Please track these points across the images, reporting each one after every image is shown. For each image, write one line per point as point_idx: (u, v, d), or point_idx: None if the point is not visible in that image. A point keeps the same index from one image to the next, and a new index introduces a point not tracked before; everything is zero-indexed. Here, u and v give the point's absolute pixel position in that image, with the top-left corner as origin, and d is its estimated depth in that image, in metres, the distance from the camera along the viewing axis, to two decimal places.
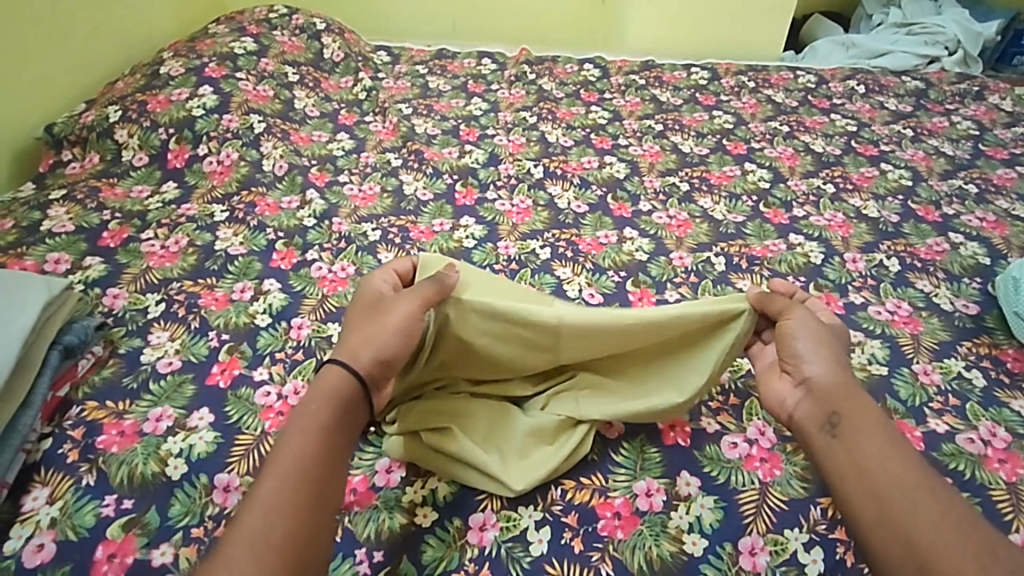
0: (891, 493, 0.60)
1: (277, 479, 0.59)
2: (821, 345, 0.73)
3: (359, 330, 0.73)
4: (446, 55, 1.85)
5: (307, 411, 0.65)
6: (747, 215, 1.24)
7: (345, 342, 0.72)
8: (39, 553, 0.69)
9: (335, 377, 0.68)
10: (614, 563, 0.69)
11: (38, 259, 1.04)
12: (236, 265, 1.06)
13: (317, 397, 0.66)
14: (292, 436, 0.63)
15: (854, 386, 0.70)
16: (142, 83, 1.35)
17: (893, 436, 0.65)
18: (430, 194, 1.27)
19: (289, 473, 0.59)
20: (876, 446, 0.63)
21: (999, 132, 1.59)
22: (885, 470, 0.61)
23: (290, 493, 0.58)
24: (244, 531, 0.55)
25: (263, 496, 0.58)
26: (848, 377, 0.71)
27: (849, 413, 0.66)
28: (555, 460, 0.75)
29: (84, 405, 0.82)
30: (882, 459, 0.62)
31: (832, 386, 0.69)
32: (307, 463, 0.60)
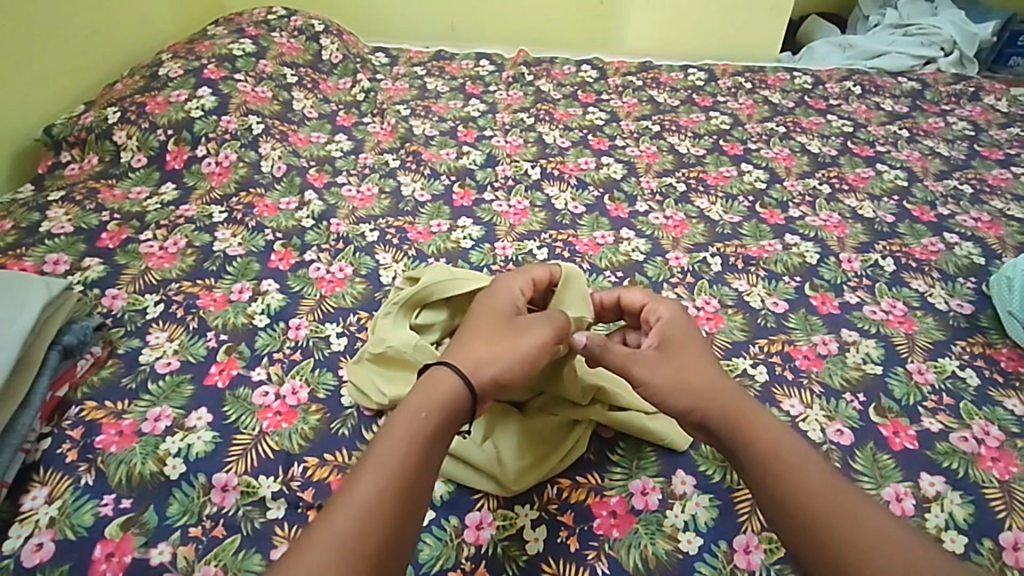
0: (820, 517, 0.58)
1: (373, 480, 0.55)
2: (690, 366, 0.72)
3: (488, 340, 0.69)
4: (444, 57, 1.86)
5: (408, 408, 0.61)
6: (743, 215, 1.25)
7: (470, 348, 0.67)
8: (38, 552, 0.69)
9: (453, 384, 0.63)
10: (610, 561, 0.70)
11: (38, 259, 1.05)
12: (234, 266, 1.07)
13: (430, 397, 0.62)
14: (392, 433, 0.59)
15: (742, 405, 0.67)
16: (140, 85, 1.35)
17: (794, 449, 0.64)
18: (428, 195, 1.27)
19: (385, 473, 0.56)
20: (787, 472, 0.61)
21: (994, 132, 1.60)
22: (805, 495, 0.59)
23: (389, 496, 0.54)
24: (334, 532, 0.52)
25: (354, 495, 0.54)
26: (733, 394, 0.68)
27: (747, 445, 0.64)
28: (550, 461, 0.76)
29: (83, 406, 0.82)
30: (798, 482, 0.60)
31: (725, 416, 0.66)
32: (406, 465, 0.57)
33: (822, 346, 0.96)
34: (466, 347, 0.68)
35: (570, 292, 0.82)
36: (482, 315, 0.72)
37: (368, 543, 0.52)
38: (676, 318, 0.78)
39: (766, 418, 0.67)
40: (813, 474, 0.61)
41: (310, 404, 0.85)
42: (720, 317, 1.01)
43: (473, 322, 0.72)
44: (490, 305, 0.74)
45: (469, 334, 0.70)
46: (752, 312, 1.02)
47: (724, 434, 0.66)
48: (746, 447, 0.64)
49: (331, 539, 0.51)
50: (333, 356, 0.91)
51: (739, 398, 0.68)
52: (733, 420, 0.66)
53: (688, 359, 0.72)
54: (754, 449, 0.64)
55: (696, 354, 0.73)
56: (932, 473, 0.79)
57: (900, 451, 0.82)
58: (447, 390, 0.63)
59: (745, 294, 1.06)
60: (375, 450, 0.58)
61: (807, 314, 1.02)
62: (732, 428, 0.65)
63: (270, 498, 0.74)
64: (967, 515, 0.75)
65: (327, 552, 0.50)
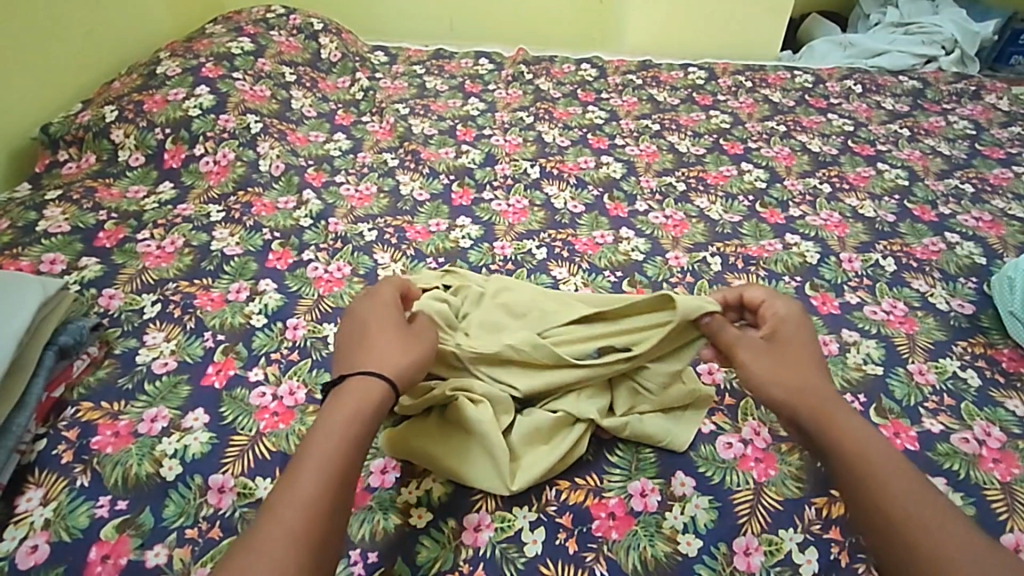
0: (899, 511, 0.57)
1: (312, 472, 0.57)
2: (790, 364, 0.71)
3: (387, 342, 0.70)
4: (444, 55, 1.85)
5: (339, 406, 0.63)
6: (743, 215, 1.24)
7: (370, 353, 0.68)
8: (32, 554, 0.69)
9: (373, 384, 0.65)
10: (609, 564, 0.69)
11: (34, 259, 1.04)
12: (231, 266, 1.06)
13: (359, 400, 0.63)
14: (327, 427, 0.61)
15: (833, 402, 0.68)
16: (138, 83, 1.35)
17: (884, 450, 0.63)
18: (427, 194, 1.27)
19: (323, 466, 0.58)
20: (869, 470, 0.61)
21: (996, 132, 1.59)
22: (886, 490, 0.59)
23: (328, 489, 0.56)
24: (276, 527, 0.53)
25: (292, 489, 0.56)
26: (823, 391, 0.69)
27: (833, 437, 0.64)
28: (550, 460, 0.75)
29: (79, 406, 0.82)
30: (882, 476, 0.60)
31: (811, 408, 0.67)
32: (340, 457, 0.59)
33: (822, 347, 0.96)
34: (364, 353, 0.69)
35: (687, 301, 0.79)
36: (372, 318, 0.73)
37: (309, 536, 0.53)
38: (792, 315, 0.78)
39: (856, 417, 0.66)
40: (896, 471, 0.60)
41: (307, 404, 0.84)
42: None
43: (360, 325, 0.73)
44: (376, 309, 0.75)
45: (358, 342, 0.70)
46: None
47: (809, 424, 0.67)
48: (833, 440, 0.64)
49: (272, 533, 0.53)
50: (330, 356, 0.91)
51: (832, 397, 0.68)
52: (817, 411, 0.67)
53: (783, 355, 0.73)
54: (838, 440, 0.64)
55: (799, 350, 0.74)
56: (932, 475, 0.79)
57: (901, 452, 0.81)
58: (369, 390, 0.64)
59: None
60: (310, 446, 0.59)
61: (808, 315, 1.02)
62: (819, 420, 0.66)
63: None
64: (969, 517, 0.75)
65: (269, 548, 0.52)
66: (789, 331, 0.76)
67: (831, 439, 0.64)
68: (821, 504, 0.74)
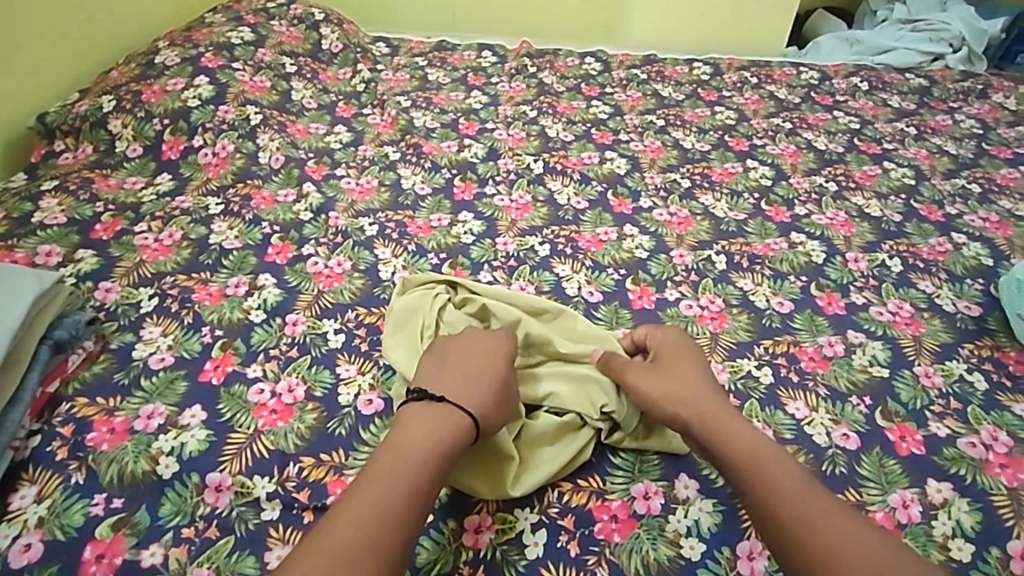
0: (798, 522, 0.63)
1: (399, 480, 0.62)
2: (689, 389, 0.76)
3: (482, 375, 0.74)
4: (446, 48, 1.83)
5: (433, 423, 0.68)
6: (748, 213, 1.23)
7: (464, 388, 0.72)
8: (26, 553, 0.68)
9: (463, 422, 0.69)
10: (611, 567, 0.69)
11: (30, 250, 1.03)
12: (230, 260, 1.05)
13: (451, 433, 0.68)
14: (418, 438, 0.66)
15: (723, 413, 0.73)
16: (136, 73, 1.32)
17: (777, 465, 0.68)
18: (429, 189, 1.25)
19: (410, 476, 0.63)
20: (763, 485, 0.66)
21: (1003, 131, 1.58)
22: (778, 498, 0.65)
23: (419, 495, 0.62)
24: (359, 523, 0.58)
25: (377, 492, 0.61)
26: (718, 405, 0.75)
27: (728, 449, 0.70)
28: (560, 462, 0.75)
29: (75, 402, 0.81)
30: (775, 491, 0.66)
31: (702, 422, 0.73)
32: (427, 468, 0.64)
33: (827, 348, 0.95)
34: (458, 382, 0.72)
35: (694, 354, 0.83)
36: (470, 355, 0.76)
37: (391, 537, 0.58)
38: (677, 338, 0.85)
39: (747, 427, 0.72)
40: (790, 479, 0.67)
41: (306, 402, 0.83)
42: (724, 316, 0.99)
43: (457, 350, 0.77)
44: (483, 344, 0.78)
45: (463, 369, 0.74)
46: (757, 312, 1.00)
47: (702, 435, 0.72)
48: (725, 451, 0.70)
49: (355, 528, 0.58)
50: (330, 353, 0.90)
51: (727, 413, 0.74)
52: (708, 424, 0.72)
53: (674, 370, 0.79)
54: (733, 458, 0.69)
55: (698, 372, 0.79)
56: (938, 479, 0.78)
57: (907, 456, 0.80)
58: (457, 425, 0.68)
59: (750, 294, 1.04)
60: (400, 453, 0.65)
61: (813, 315, 1.00)
62: (716, 437, 0.71)
63: (265, 499, 0.73)
64: (975, 523, 0.74)
65: (352, 542, 0.57)
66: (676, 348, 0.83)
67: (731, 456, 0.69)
68: None
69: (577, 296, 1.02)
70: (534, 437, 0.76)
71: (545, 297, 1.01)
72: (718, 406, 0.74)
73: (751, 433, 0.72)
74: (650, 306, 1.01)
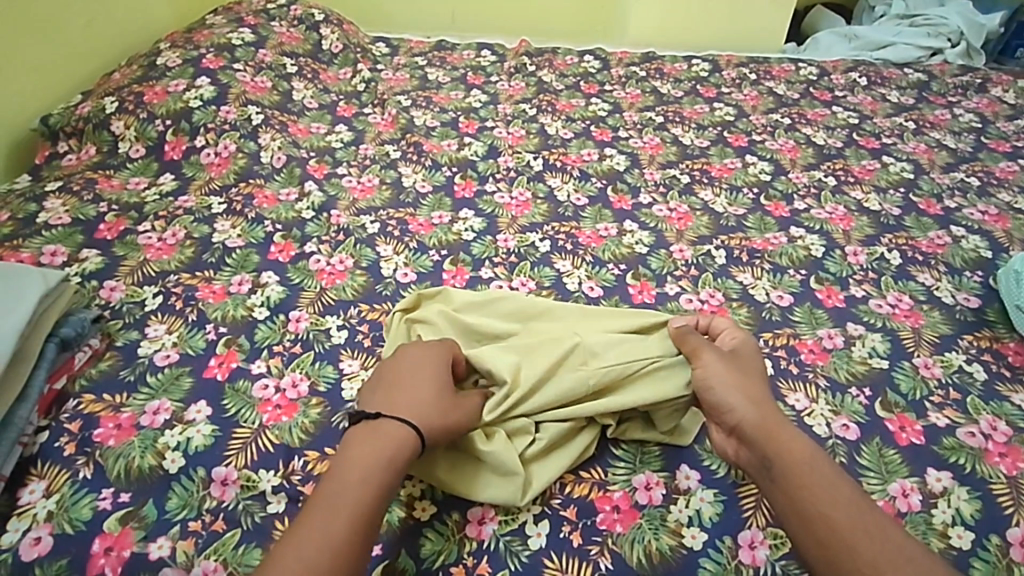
0: (839, 525, 0.62)
1: (339, 521, 0.60)
2: (748, 389, 0.74)
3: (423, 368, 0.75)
4: (446, 47, 1.83)
5: (378, 447, 0.66)
6: (748, 208, 1.23)
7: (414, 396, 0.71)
8: (36, 546, 0.69)
9: (405, 431, 0.68)
10: (614, 556, 0.70)
11: (35, 251, 1.04)
12: (233, 258, 1.05)
13: (394, 445, 0.66)
14: (362, 470, 0.64)
15: (777, 417, 0.71)
16: (138, 74, 1.33)
17: (817, 464, 0.67)
18: (429, 187, 1.26)
19: (355, 513, 0.61)
20: (801, 485, 0.65)
21: (1001, 125, 1.58)
22: (821, 504, 0.63)
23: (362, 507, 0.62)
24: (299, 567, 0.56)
25: (326, 536, 0.59)
26: (771, 411, 0.72)
27: (780, 453, 0.67)
28: (568, 459, 0.75)
29: (82, 398, 0.82)
30: (814, 490, 0.64)
31: (756, 424, 0.70)
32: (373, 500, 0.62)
33: (827, 341, 0.95)
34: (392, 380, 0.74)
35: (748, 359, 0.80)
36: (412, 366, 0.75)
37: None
38: (742, 342, 0.82)
39: (797, 432, 0.70)
40: (834, 485, 0.65)
41: (311, 397, 0.84)
42: (724, 310, 1.00)
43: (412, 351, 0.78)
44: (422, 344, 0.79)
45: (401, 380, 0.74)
46: (757, 306, 1.01)
47: (753, 437, 0.69)
48: (776, 459, 0.67)
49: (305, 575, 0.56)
50: (333, 349, 0.90)
51: (772, 411, 0.72)
52: (763, 428, 0.69)
53: (739, 371, 0.76)
54: (778, 454, 0.67)
55: (753, 373, 0.77)
56: (938, 469, 0.78)
57: (906, 447, 0.81)
58: (399, 437, 0.67)
59: (750, 287, 1.05)
60: (340, 493, 0.62)
61: (813, 308, 1.01)
62: (760, 431, 0.69)
63: (270, 493, 0.74)
64: (975, 511, 0.74)
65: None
66: (743, 352, 0.80)
67: (774, 452, 0.67)
68: None
69: (578, 291, 1.03)
70: (538, 449, 0.75)
71: (546, 292, 1.02)
72: (765, 404, 0.72)
73: (792, 430, 0.70)
74: (651, 300, 1.01)
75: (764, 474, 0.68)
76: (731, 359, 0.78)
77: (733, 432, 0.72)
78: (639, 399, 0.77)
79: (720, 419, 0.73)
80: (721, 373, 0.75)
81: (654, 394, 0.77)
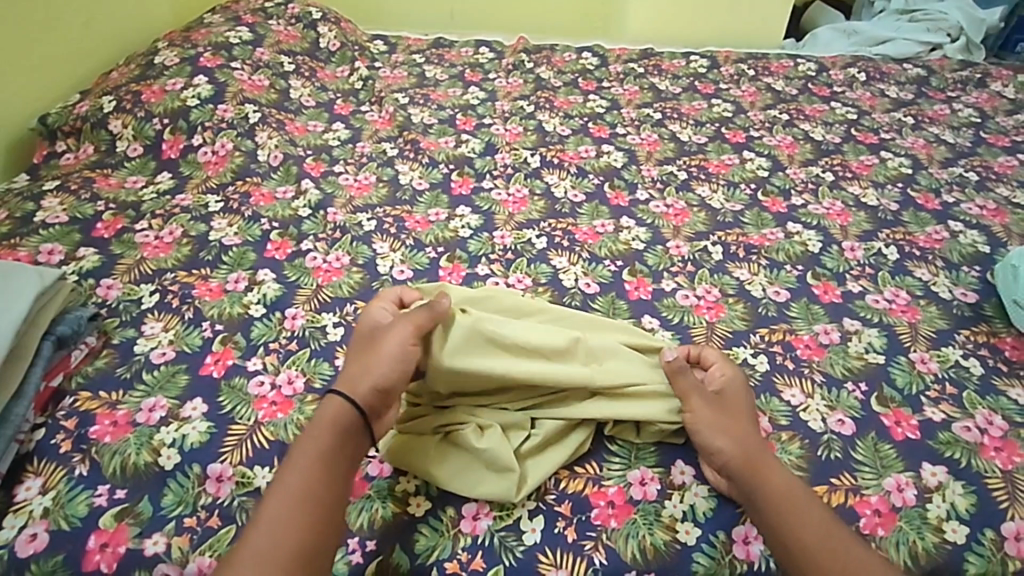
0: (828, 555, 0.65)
1: (277, 513, 0.62)
2: (735, 431, 0.74)
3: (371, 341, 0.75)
4: (443, 44, 1.83)
5: (313, 440, 0.67)
6: (745, 204, 1.23)
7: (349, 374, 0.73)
8: (32, 542, 0.69)
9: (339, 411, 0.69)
10: (608, 552, 0.70)
11: (32, 249, 1.04)
12: (230, 256, 1.05)
13: (327, 428, 0.68)
14: (296, 463, 0.66)
15: (759, 450, 0.73)
16: (136, 73, 1.34)
17: (799, 494, 0.70)
18: (426, 184, 1.26)
19: (293, 504, 0.63)
20: (789, 518, 0.68)
21: (1001, 119, 1.58)
22: (809, 535, 0.66)
23: (302, 491, 0.64)
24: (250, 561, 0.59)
25: (268, 531, 0.61)
26: (754, 445, 0.74)
27: (766, 487, 0.70)
28: (564, 455, 0.75)
29: (78, 395, 0.82)
30: (801, 521, 0.67)
31: (742, 462, 0.72)
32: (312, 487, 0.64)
33: (823, 336, 0.95)
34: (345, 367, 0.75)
35: (738, 390, 0.80)
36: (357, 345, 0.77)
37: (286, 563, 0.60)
38: (735, 375, 0.81)
39: (776, 461, 0.73)
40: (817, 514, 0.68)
41: (306, 393, 0.84)
42: (720, 306, 1.00)
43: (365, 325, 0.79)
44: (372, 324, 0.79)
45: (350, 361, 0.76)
46: (754, 302, 1.01)
47: (740, 474, 0.71)
48: (758, 486, 0.70)
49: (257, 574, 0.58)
50: (329, 346, 0.91)
51: (755, 445, 0.74)
52: (748, 464, 0.71)
53: (725, 412, 0.77)
54: (764, 489, 0.70)
55: (737, 409, 0.78)
56: (933, 463, 0.78)
57: (902, 441, 0.81)
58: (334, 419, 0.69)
59: (747, 283, 1.04)
60: (275, 488, 0.64)
61: (810, 304, 1.01)
62: (746, 468, 0.71)
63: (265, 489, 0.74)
64: (969, 505, 0.75)
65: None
66: (733, 384, 0.80)
67: (762, 488, 0.70)
68: (820, 493, 0.75)
69: (574, 288, 1.03)
70: (533, 445, 0.74)
71: (542, 289, 1.02)
72: (747, 438, 0.74)
73: (772, 460, 0.73)
74: (647, 296, 1.01)
75: (752, 510, 0.70)
76: (719, 397, 0.78)
77: (721, 470, 0.73)
78: (615, 413, 0.77)
79: (707, 459, 0.74)
80: (709, 416, 0.75)
81: (632, 411, 0.77)
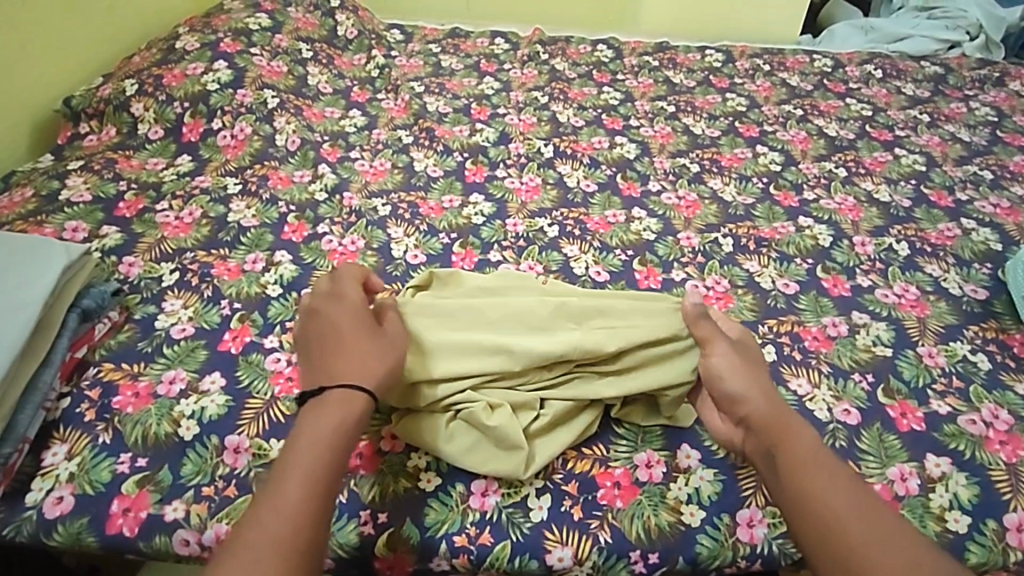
0: (838, 513, 0.61)
1: (291, 497, 0.59)
2: (756, 378, 0.72)
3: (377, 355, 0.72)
4: (459, 34, 1.84)
5: (324, 423, 0.65)
6: (757, 197, 1.24)
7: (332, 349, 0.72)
8: (59, 505, 0.73)
9: (353, 397, 0.67)
10: (613, 531, 0.72)
11: (57, 226, 1.07)
12: (248, 237, 1.08)
13: (340, 411, 0.66)
14: (308, 445, 0.63)
15: (785, 407, 0.71)
16: (158, 58, 1.36)
17: (822, 456, 0.67)
18: (440, 171, 1.28)
19: (306, 488, 0.60)
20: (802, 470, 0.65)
21: (1018, 119, 1.57)
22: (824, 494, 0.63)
23: (319, 474, 0.62)
24: (265, 541, 0.56)
25: (283, 514, 0.58)
26: (782, 402, 0.71)
27: (783, 442, 0.67)
28: (572, 436, 0.77)
29: (101, 366, 0.85)
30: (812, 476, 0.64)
31: (762, 412, 0.69)
32: (330, 477, 0.62)
33: (832, 328, 0.96)
34: (349, 323, 0.74)
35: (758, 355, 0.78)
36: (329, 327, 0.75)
37: (303, 547, 0.57)
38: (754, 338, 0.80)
39: (803, 423, 0.70)
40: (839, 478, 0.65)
41: None
42: (729, 297, 1.01)
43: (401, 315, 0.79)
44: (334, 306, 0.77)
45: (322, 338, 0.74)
46: (763, 293, 1.02)
47: (757, 426, 0.69)
48: (775, 444, 0.67)
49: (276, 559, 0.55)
50: None
51: (779, 401, 0.71)
52: (767, 415, 0.69)
53: (749, 363, 0.75)
54: (782, 444, 0.67)
55: (761, 366, 0.76)
56: (937, 454, 0.80)
57: (907, 432, 0.82)
58: (342, 403, 0.67)
59: (756, 275, 1.05)
60: (287, 470, 0.61)
61: (818, 297, 1.02)
62: (765, 422, 0.69)
63: None
64: (972, 496, 0.76)
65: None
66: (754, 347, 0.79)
67: (778, 444, 0.67)
68: None
69: (585, 275, 1.04)
70: (542, 425, 0.75)
71: (553, 276, 1.04)
72: (770, 390, 0.72)
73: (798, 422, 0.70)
74: (657, 286, 1.03)
75: (769, 467, 0.67)
76: (742, 348, 0.77)
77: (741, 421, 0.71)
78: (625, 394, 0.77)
79: (730, 411, 0.72)
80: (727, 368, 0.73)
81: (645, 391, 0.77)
